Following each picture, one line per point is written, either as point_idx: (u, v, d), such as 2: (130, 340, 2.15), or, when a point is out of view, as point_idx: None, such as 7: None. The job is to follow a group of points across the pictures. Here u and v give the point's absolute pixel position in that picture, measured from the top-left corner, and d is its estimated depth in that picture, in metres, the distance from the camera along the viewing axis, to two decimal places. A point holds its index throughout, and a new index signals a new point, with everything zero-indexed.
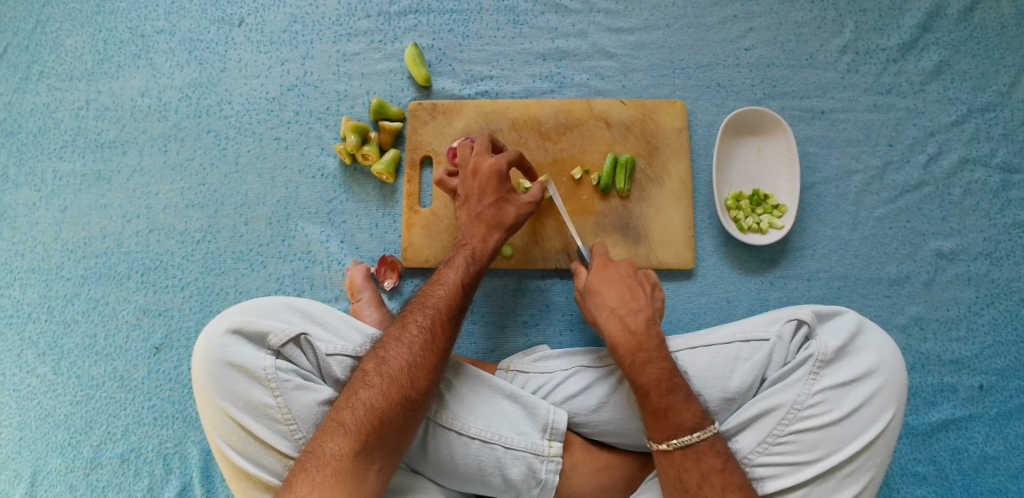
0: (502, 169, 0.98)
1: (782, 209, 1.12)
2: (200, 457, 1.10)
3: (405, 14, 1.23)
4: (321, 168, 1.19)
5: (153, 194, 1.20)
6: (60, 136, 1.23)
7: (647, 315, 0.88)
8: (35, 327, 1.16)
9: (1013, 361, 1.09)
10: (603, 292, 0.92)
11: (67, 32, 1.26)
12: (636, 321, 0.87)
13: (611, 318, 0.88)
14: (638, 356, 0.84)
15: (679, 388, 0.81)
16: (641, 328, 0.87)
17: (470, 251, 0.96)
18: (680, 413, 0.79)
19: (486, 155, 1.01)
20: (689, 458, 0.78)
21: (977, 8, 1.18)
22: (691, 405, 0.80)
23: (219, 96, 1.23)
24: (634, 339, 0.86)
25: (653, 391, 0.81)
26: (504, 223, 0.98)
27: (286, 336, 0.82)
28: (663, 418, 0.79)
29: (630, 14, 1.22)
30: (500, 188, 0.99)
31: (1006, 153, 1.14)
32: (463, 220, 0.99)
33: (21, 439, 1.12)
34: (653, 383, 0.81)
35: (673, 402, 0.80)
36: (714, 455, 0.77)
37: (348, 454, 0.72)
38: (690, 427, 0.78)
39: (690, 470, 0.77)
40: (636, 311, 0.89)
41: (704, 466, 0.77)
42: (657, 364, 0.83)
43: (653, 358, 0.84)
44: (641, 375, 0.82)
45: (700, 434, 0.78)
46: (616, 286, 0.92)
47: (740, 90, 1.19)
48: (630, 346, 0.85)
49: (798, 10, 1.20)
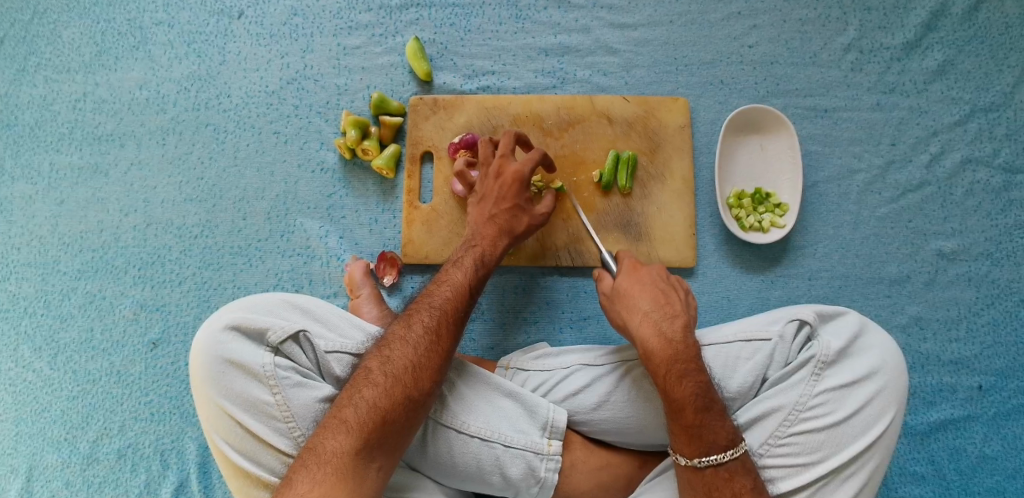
0: (524, 176, 0.99)
1: (783, 207, 1.11)
2: (198, 453, 1.09)
3: (406, 7, 1.22)
4: (320, 163, 1.19)
5: (150, 188, 1.19)
6: (57, 129, 1.21)
7: (684, 322, 0.86)
8: (32, 321, 1.15)
9: (1012, 362, 1.09)
10: (635, 296, 0.89)
11: (64, 24, 1.24)
12: (673, 329, 0.84)
13: (645, 322, 0.85)
14: (673, 367, 0.81)
15: (714, 405, 0.79)
16: (678, 337, 0.84)
17: (480, 252, 0.96)
18: (714, 431, 0.78)
19: (509, 158, 1.02)
20: (720, 477, 0.77)
21: (981, 8, 1.18)
22: (724, 423, 0.79)
23: (218, 89, 1.22)
24: (671, 348, 0.83)
25: (688, 406, 0.78)
26: (514, 231, 0.99)
27: (285, 333, 0.81)
28: (697, 434, 0.77)
29: (633, 10, 1.21)
30: (520, 195, 0.99)
31: (1009, 153, 1.14)
32: (476, 218, 1.00)
33: (17, 433, 1.11)
34: (689, 397, 0.78)
35: (708, 419, 0.78)
36: (744, 474, 0.77)
37: (349, 453, 0.71)
38: (722, 445, 0.77)
39: (722, 489, 0.76)
40: (672, 317, 0.86)
41: (735, 485, 0.76)
42: (692, 378, 0.80)
43: (690, 371, 0.81)
44: (676, 387, 0.79)
45: (732, 453, 0.77)
46: (648, 290, 0.89)
47: (743, 87, 1.18)
48: (666, 356, 0.82)
49: (802, 8, 1.20)
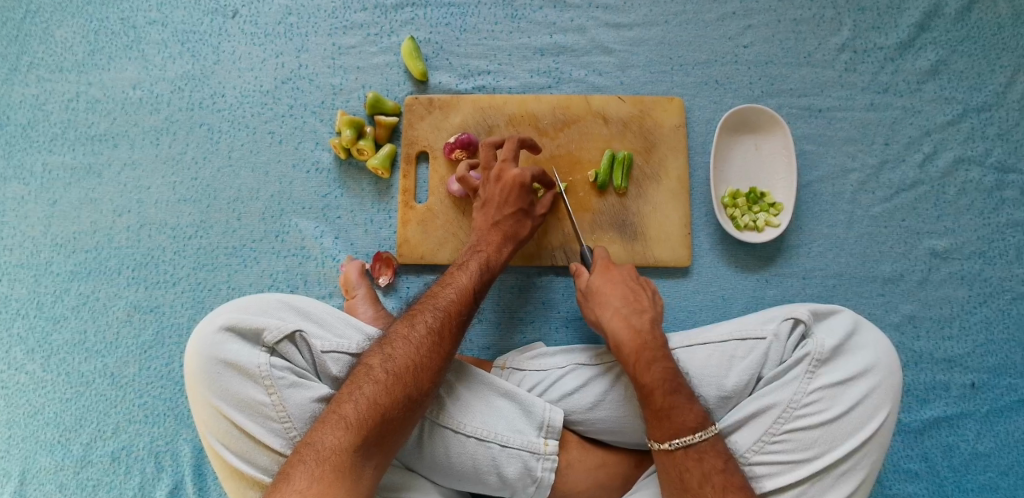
0: (526, 181, 1.00)
1: (778, 207, 1.12)
2: (192, 454, 1.09)
3: (401, 7, 1.22)
4: (315, 162, 1.18)
5: (144, 188, 1.19)
6: (50, 129, 1.21)
7: (651, 316, 0.90)
8: (25, 323, 1.15)
9: (1005, 360, 1.10)
10: (607, 293, 0.93)
11: (56, 23, 1.24)
12: (641, 322, 0.88)
13: (616, 317, 0.89)
14: (643, 354, 0.85)
15: (683, 388, 0.82)
16: (646, 328, 0.88)
17: (485, 257, 0.97)
18: (683, 412, 0.80)
19: (511, 162, 1.03)
20: (691, 458, 0.78)
21: (975, 8, 1.19)
22: (693, 406, 0.80)
23: (212, 89, 1.21)
24: (640, 338, 0.87)
25: (657, 390, 0.81)
26: (518, 236, 1.01)
27: (281, 334, 0.81)
28: (666, 417, 0.80)
29: (629, 10, 1.21)
30: (521, 199, 1.01)
31: (1001, 153, 1.15)
32: (480, 226, 1.01)
33: (11, 435, 1.11)
34: (658, 381, 0.82)
35: (676, 402, 0.80)
36: (715, 455, 0.78)
37: (347, 450, 0.71)
38: (692, 427, 0.79)
39: (691, 470, 0.77)
40: (641, 311, 0.90)
41: (705, 465, 0.77)
42: (660, 364, 0.84)
43: (658, 357, 0.85)
44: (646, 373, 0.83)
45: (701, 435, 0.78)
46: (619, 288, 0.93)
47: (738, 87, 1.19)
48: (636, 345, 0.86)
49: (796, 8, 1.20)
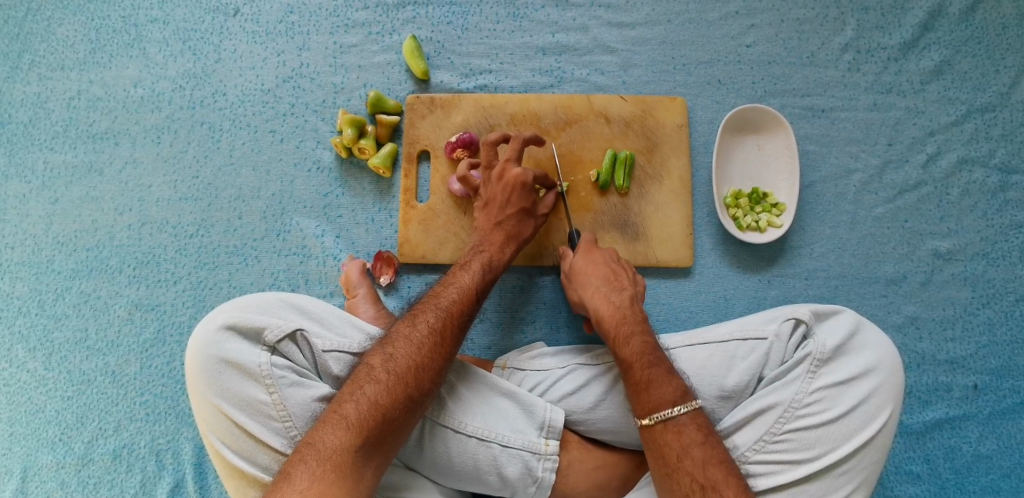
0: (528, 181, 1.00)
1: (781, 207, 1.11)
2: (193, 453, 1.09)
3: (403, 6, 1.21)
4: (316, 161, 1.18)
5: (145, 186, 1.19)
6: (51, 127, 1.21)
7: (631, 293, 0.93)
8: (26, 321, 1.15)
9: (1008, 361, 1.10)
10: (589, 274, 0.96)
11: (58, 21, 1.23)
12: (620, 298, 0.92)
13: (597, 295, 0.93)
14: (622, 328, 0.88)
15: (661, 362, 0.83)
16: (625, 304, 0.91)
17: (487, 257, 0.97)
18: (661, 385, 0.80)
19: (514, 162, 1.02)
20: (670, 432, 0.77)
21: (979, 8, 1.18)
22: (672, 380, 0.81)
23: (213, 88, 1.21)
24: (619, 313, 0.90)
25: (636, 363, 0.83)
26: (520, 236, 1.01)
27: (281, 333, 0.81)
28: (645, 389, 0.80)
29: (631, 9, 1.21)
30: (523, 199, 1.01)
31: (1004, 154, 1.14)
32: (482, 226, 1.01)
33: (12, 433, 1.11)
34: (636, 355, 0.84)
35: (654, 375, 0.81)
36: (695, 428, 0.77)
37: (348, 450, 0.71)
38: (671, 401, 0.79)
39: (671, 444, 0.77)
40: (620, 289, 0.94)
41: (684, 439, 0.77)
42: (639, 338, 0.86)
43: (636, 331, 0.87)
44: (625, 347, 0.85)
45: (681, 408, 0.78)
46: (601, 268, 0.96)
47: (740, 87, 1.18)
48: (615, 319, 0.89)
49: (800, 7, 1.20)
